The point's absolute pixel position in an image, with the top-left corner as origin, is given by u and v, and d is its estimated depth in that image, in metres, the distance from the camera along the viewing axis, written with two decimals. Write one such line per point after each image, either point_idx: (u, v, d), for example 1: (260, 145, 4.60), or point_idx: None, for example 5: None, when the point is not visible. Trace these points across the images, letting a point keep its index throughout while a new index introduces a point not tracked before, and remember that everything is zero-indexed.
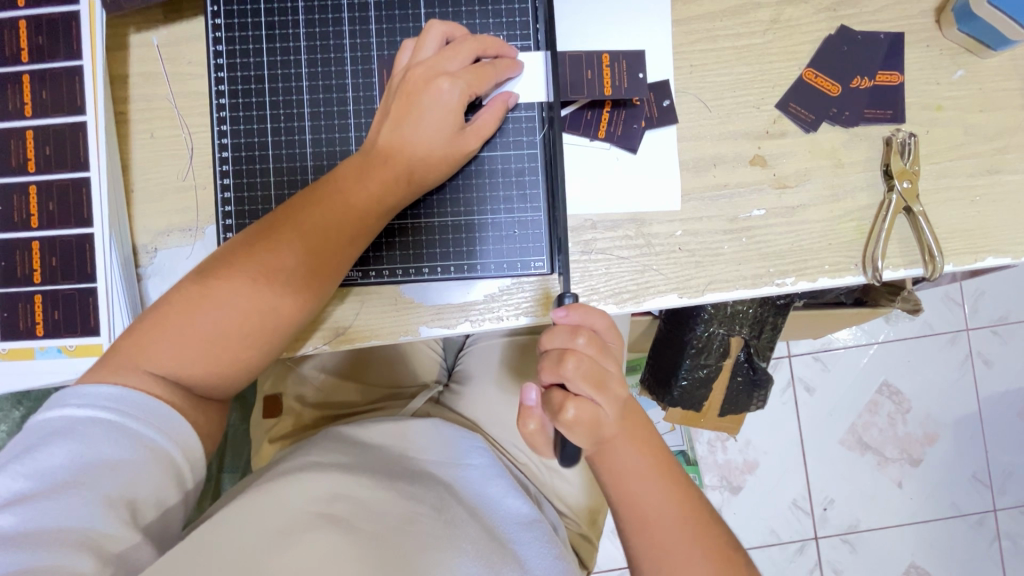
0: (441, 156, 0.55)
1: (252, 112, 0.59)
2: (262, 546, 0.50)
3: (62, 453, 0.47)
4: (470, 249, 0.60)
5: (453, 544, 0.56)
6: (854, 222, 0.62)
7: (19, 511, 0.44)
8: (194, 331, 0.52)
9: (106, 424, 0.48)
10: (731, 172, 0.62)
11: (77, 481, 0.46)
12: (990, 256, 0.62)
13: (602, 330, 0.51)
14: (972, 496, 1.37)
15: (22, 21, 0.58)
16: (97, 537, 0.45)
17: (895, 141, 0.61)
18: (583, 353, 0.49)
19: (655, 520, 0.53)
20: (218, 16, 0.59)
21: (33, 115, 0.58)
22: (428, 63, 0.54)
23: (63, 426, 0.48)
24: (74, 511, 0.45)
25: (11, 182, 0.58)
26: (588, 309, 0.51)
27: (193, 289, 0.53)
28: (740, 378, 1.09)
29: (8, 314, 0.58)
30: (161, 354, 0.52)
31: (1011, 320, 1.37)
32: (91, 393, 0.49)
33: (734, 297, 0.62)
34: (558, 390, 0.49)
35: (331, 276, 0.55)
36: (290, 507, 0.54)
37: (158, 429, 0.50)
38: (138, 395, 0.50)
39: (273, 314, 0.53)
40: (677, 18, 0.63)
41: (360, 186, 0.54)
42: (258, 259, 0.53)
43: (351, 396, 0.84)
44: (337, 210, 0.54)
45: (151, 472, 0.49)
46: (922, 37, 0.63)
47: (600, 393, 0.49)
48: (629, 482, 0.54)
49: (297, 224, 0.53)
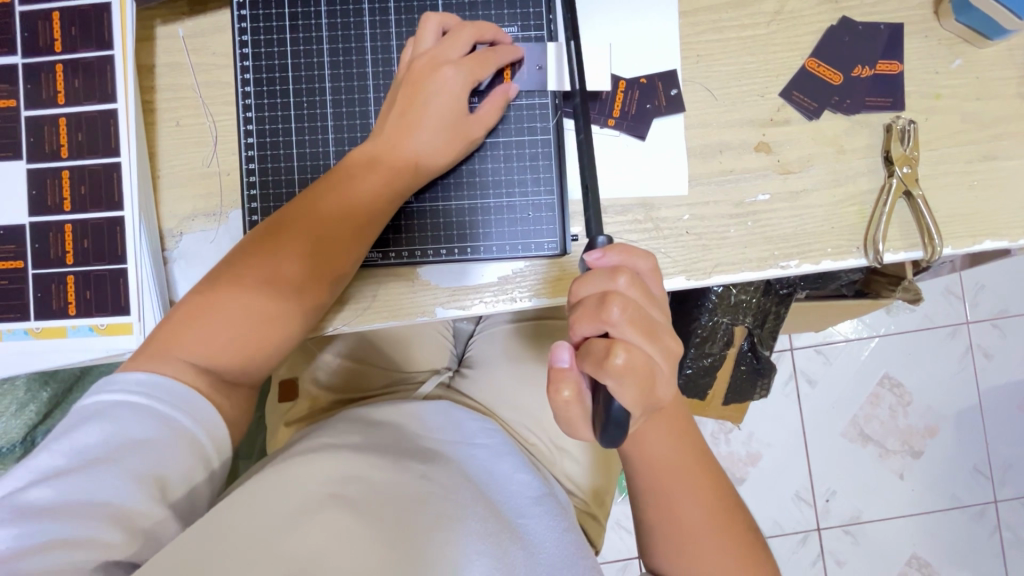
0: (450, 141, 0.58)
1: (276, 99, 0.61)
2: (276, 527, 0.51)
3: (96, 431, 0.49)
4: (486, 230, 0.63)
5: (460, 522, 0.58)
6: (855, 206, 0.64)
7: (55, 486, 0.46)
8: (223, 319, 0.54)
9: (136, 407, 0.50)
10: (735, 158, 0.64)
11: (108, 459, 0.48)
12: (986, 240, 0.64)
13: (643, 273, 0.47)
14: (972, 486, 1.38)
15: (56, 12, 0.60)
16: (127, 511, 0.47)
17: (895, 127, 0.63)
18: (626, 296, 0.44)
19: (680, 502, 0.54)
20: (243, 8, 0.61)
21: (66, 104, 0.60)
22: (430, 54, 0.58)
23: (97, 408, 0.50)
24: (106, 486, 0.47)
25: (44, 167, 0.60)
26: (628, 250, 0.47)
27: (221, 279, 0.55)
28: (743, 366, 1.12)
29: (41, 294, 0.60)
30: (192, 342, 0.54)
31: (1011, 313, 1.39)
32: (125, 379, 0.52)
33: (739, 280, 0.64)
34: (601, 339, 0.43)
35: (350, 258, 0.58)
36: (302, 490, 0.55)
37: (184, 411, 0.52)
38: (165, 378, 0.52)
39: (300, 296, 0.56)
40: (684, 11, 0.65)
41: (372, 173, 0.57)
42: (282, 249, 0.56)
43: (364, 380, 0.86)
44: (352, 197, 0.57)
45: (177, 453, 0.50)
46: (920, 28, 0.65)
47: (650, 342, 0.44)
48: (663, 466, 0.54)
49: (314, 210, 0.56)
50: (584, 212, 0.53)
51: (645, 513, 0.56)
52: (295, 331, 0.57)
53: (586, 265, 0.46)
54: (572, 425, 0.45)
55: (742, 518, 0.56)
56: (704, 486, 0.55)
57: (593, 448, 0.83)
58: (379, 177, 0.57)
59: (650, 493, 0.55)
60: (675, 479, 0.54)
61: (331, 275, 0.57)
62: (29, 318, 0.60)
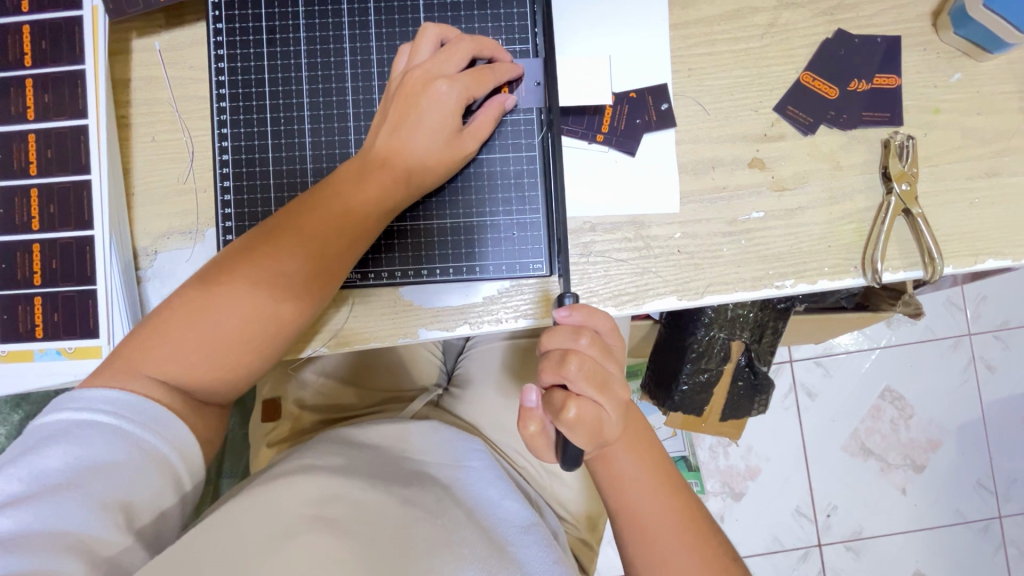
0: (438, 157, 0.56)
1: (252, 115, 0.59)
2: (254, 551, 0.48)
3: (58, 455, 0.46)
4: (468, 250, 0.60)
5: (450, 546, 0.56)
6: (853, 224, 0.62)
7: (13, 515, 0.44)
8: (194, 335, 0.52)
9: (101, 428, 0.48)
10: (729, 174, 0.62)
11: (72, 485, 0.46)
12: (990, 259, 0.62)
13: (604, 332, 0.47)
14: (976, 502, 1.36)
15: (25, 25, 0.58)
16: (90, 541, 0.45)
17: (893, 143, 0.61)
18: (585, 354, 0.44)
19: (651, 526, 0.52)
20: (219, 21, 0.59)
21: (35, 119, 0.58)
22: (425, 66, 0.55)
23: (59, 428, 0.48)
24: (67, 513, 0.45)
25: (11, 185, 0.58)
26: (592, 311, 0.47)
27: (195, 293, 0.52)
28: (740, 383, 1.09)
29: (8, 317, 0.58)
30: (162, 358, 0.51)
31: (1013, 325, 1.36)
32: (91, 396, 0.49)
33: (734, 300, 0.62)
34: (559, 390, 0.44)
35: (325, 276, 0.54)
36: (280, 513, 0.53)
37: (154, 432, 0.50)
38: (129, 396, 0.49)
39: (271, 315, 0.53)
40: (675, 23, 0.63)
41: (352, 188, 0.54)
42: (258, 264, 0.53)
43: (350, 399, 0.83)
44: (336, 214, 0.54)
45: (144, 475, 0.48)
46: (919, 41, 0.63)
47: (603, 395, 0.44)
48: (628, 484, 0.54)
49: (292, 225, 0.53)
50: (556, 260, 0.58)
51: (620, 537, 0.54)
52: (269, 352, 0.55)
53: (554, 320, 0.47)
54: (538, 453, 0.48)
55: (722, 543, 0.52)
56: (674, 503, 0.53)
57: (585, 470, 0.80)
58: (366, 194, 0.55)
59: (624, 515, 0.53)
60: (644, 497, 0.53)
61: (312, 297, 0.54)
62: None
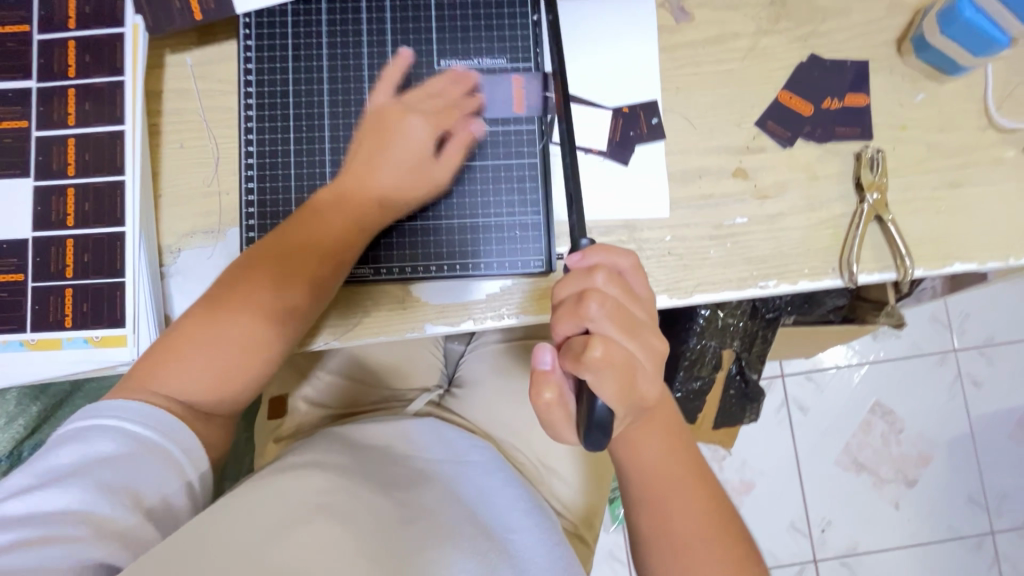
0: (416, 180, 0.61)
1: (277, 123, 0.64)
2: (262, 538, 0.49)
3: (74, 445, 0.50)
4: (474, 247, 0.65)
5: (449, 540, 0.58)
6: (830, 229, 0.67)
7: (29, 501, 0.47)
8: (200, 348, 0.55)
9: (110, 421, 0.51)
10: (715, 183, 0.67)
11: (81, 472, 0.49)
12: (956, 262, 0.67)
13: (625, 269, 0.48)
14: (968, 518, 1.38)
15: (71, 40, 0.63)
16: (97, 522, 0.47)
17: (864, 155, 0.67)
18: (605, 292, 0.45)
19: (674, 509, 0.55)
20: (249, 38, 0.65)
21: (75, 125, 0.63)
22: (395, 102, 0.62)
23: (79, 422, 0.52)
24: (76, 496, 0.47)
25: (50, 184, 0.62)
26: (611, 249, 0.48)
27: (193, 316, 0.56)
28: (732, 390, 1.13)
29: (39, 307, 0.61)
30: (171, 378, 0.54)
31: (996, 341, 1.41)
32: (106, 398, 0.53)
33: (721, 299, 0.67)
34: (580, 334, 0.45)
35: (317, 281, 0.58)
36: (287, 505, 0.54)
37: (154, 425, 0.52)
38: (131, 404, 0.52)
39: (276, 326, 0.57)
40: (664, 46, 0.69)
41: (341, 205, 0.60)
42: (255, 284, 0.57)
43: (355, 397, 0.86)
44: (326, 234, 0.59)
45: (145, 464, 0.50)
46: (885, 64, 0.69)
47: (630, 338, 0.45)
48: (652, 464, 0.56)
49: (288, 240, 0.59)
50: (569, 218, 0.56)
51: (643, 522, 0.56)
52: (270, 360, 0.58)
53: (566, 268, 0.48)
54: (554, 424, 0.47)
55: (740, 533, 0.56)
56: (698, 492, 0.56)
57: (582, 467, 0.83)
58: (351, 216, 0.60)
59: (649, 500, 0.56)
60: (668, 483, 0.56)
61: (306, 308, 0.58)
62: (25, 329, 0.61)
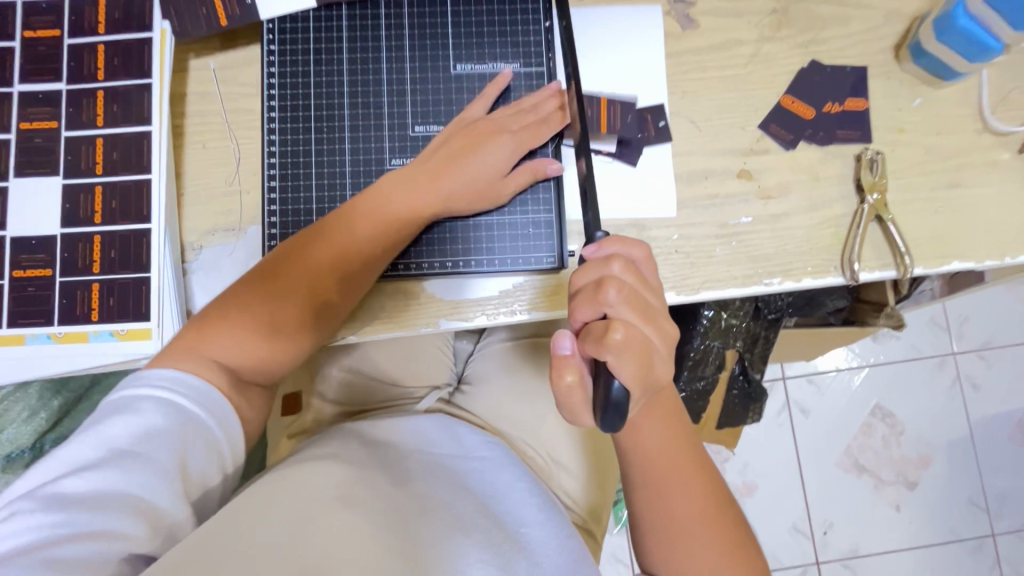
0: (480, 195, 0.64)
1: (299, 124, 0.66)
2: (285, 534, 0.51)
3: (123, 426, 0.50)
4: (488, 244, 0.67)
5: (463, 533, 0.59)
6: (831, 229, 0.69)
7: (88, 478, 0.47)
8: (251, 320, 0.58)
9: (160, 402, 0.52)
10: (720, 183, 0.70)
11: (139, 451, 0.50)
12: (954, 261, 0.69)
13: (638, 260, 0.51)
14: (969, 521, 1.39)
15: (101, 45, 0.66)
16: (153, 504, 0.48)
17: (864, 157, 0.69)
18: (622, 280, 0.48)
19: (679, 501, 0.57)
20: (272, 43, 0.67)
21: (104, 126, 0.65)
22: (491, 118, 0.64)
23: (125, 402, 0.52)
24: (132, 477, 0.48)
25: (78, 183, 0.64)
26: (623, 240, 0.51)
27: (250, 289, 0.59)
28: (735, 390, 1.15)
29: (66, 301, 0.63)
30: (219, 344, 0.57)
31: (995, 345, 1.43)
32: (152, 375, 0.54)
33: (727, 296, 0.69)
34: (599, 320, 0.48)
35: (361, 277, 0.62)
36: (306, 499, 0.56)
37: (205, 407, 0.54)
38: (180, 374, 0.54)
39: (315, 313, 0.60)
40: (670, 52, 0.71)
41: (404, 205, 0.62)
42: (310, 269, 0.60)
43: (367, 394, 0.88)
44: (383, 232, 0.62)
45: (196, 446, 0.52)
46: (883, 70, 0.72)
47: (647, 323, 0.48)
48: (660, 455, 0.57)
49: (350, 234, 0.61)
50: (584, 215, 0.56)
51: (651, 516, 0.57)
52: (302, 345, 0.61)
53: (583, 258, 0.50)
54: (573, 407, 0.49)
55: (738, 520, 0.58)
56: (701, 482, 0.58)
57: (589, 462, 0.85)
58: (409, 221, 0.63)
59: (655, 491, 0.57)
60: (673, 472, 0.57)
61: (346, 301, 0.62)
62: (53, 323, 0.63)
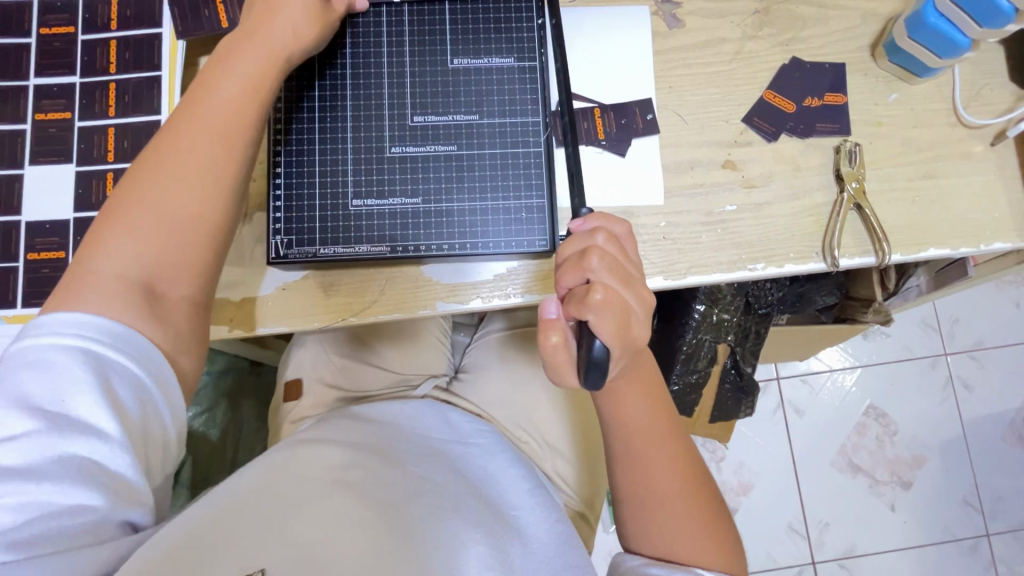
0: (310, 20, 0.61)
1: (302, 112, 0.69)
2: (284, 513, 0.53)
3: (40, 384, 0.45)
4: (484, 228, 0.69)
5: (447, 511, 0.60)
6: (813, 217, 0.72)
7: (16, 449, 0.43)
8: (145, 213, 0.52)
9: (76, 354, 0.47)
10: (706, 173, 0.73)
11: (65, 410, 0.45)
12: (932, 248, 0.72)
13: (620, 236, 0.56)
14: (964, 521, 1.40)
15: (114, 40, 0.69)
16: (99, 462, 0.45)
17: (843, 149, 0.73)
18: (604, 250, 0.52)
19: (661, 477, 0.59)
20: None
21: (116, 115, 0.68)
22: None
23: (34, 358, 0.46)
24: (66, 439, 0.45)
25: (91, 169, 0.67)
26: (607, 218, 0.56)
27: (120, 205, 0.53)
28: (727, 384, 1.18)
29: None
30: (110, 254, 0.51)
31: (986, 346, 1.46)
32: (56, 326, 0.47)
33: (712, 281, 0.71)
34: (582, 284, 0.51)
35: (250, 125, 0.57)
36: (305, 478, 0.58)
37: (128, 353, 0.49)
38: (82, 317, 0.48)
39: (205, 196, 0.54)
40: (658, 50, 0.75)
41: (239, 57, 0.57)
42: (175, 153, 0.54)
43: (366, 380, 0.90)
44: (228, 89, 0.56)
45: (127, 394, 0.48)
46: (861, 67, 0.76)
47: (625, 287, 0.52)
48: (638, 428, 0.60)
49: (203, 94, 0.55)
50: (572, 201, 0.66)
51: (634, 491, 0.59)
52: (224, 206, 0.55)
53: (570, 232, 0.55)
54: (559, 367, 0.53)
55: (713, 493, 0.61)
56: (679, 457, 0.60)
57: (583, 448, 0.86)
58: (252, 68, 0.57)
59: (637, 466, 0.59)
60: (652, 445, 0.59)
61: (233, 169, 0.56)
62: None
